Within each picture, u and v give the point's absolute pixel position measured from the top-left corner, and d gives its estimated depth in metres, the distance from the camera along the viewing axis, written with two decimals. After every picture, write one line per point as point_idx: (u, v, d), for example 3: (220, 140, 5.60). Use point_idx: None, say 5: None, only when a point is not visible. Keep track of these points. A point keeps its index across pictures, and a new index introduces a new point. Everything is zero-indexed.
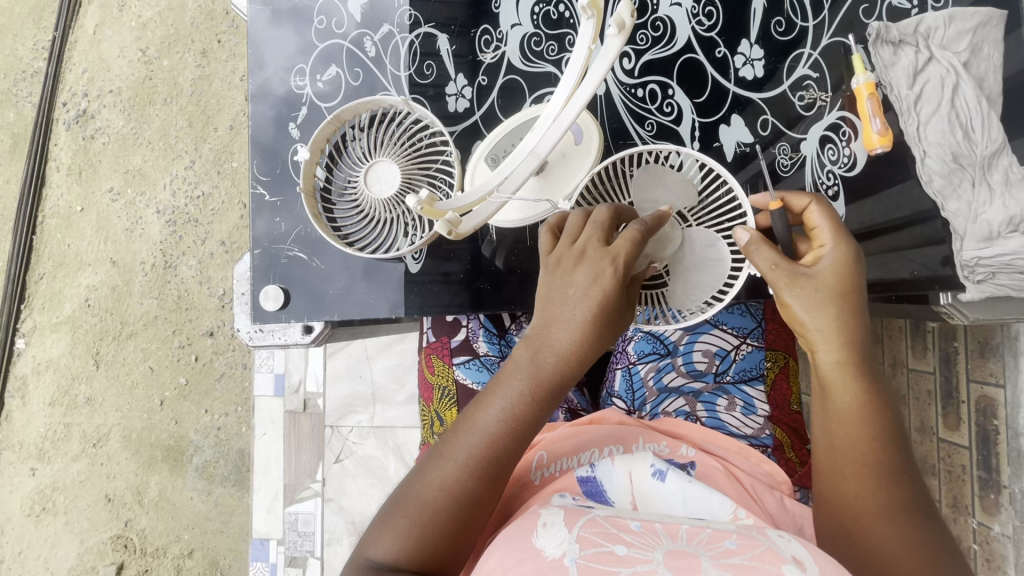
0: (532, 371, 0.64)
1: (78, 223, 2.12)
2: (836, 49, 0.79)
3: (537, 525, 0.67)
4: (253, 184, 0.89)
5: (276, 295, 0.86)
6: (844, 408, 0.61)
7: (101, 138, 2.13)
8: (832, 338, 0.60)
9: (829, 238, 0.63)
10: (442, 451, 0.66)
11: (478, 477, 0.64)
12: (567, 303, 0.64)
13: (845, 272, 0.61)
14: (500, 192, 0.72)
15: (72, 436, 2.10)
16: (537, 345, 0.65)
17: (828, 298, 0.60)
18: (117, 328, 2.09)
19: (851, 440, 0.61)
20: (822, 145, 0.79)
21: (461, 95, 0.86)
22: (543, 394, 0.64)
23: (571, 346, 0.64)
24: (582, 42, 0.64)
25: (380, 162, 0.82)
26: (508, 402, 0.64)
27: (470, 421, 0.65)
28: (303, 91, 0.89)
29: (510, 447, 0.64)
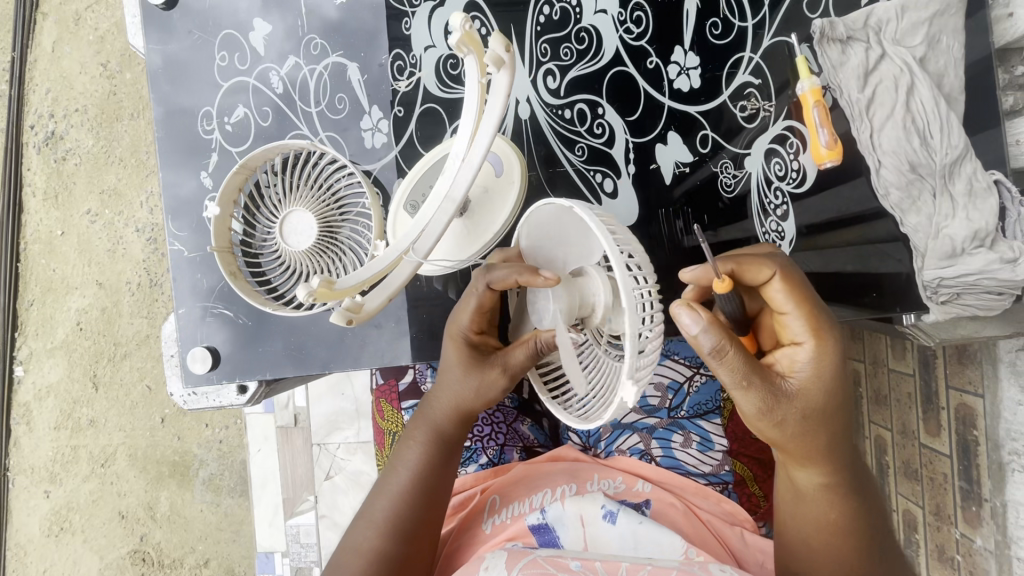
0: (430, 429, 0.69)
1: (60, 246, 2.08)
2: (779, 50, 0.71)
3: (479, 568, 0.64)
4: (172, 240, 0.84)
5: (203, 356, 0.82)
6: (821, 513, 0.57)
7: (73, 160, 2.07)
8: (810, 451, 0.54)
9: (803, 329, 0.53)
10: (362, 514, 0.67)
11: (395, 532, 0.65)
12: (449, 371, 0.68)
13: (826, 380, 0.53)
14: (416, 249, 0.66)
15: (80, 458, 2.09)
16: (431, 411, 0.69)
17: (811, 414, 0.53)
18: (111, 348, 2.06)
19: (827, 542, 0.57)
20: (768, 160, 0.72)
21: (377, 130, 0.80)
22: (442, 445, 0.69)
23: (460, 405, 0.68)
24: (472, 79, 0.60)
25: (295, 211, 0.77)
26: (412, 459, 0.68)
27: (386, 482, 0.68)
28: (212, 135, 0.83)
29: (417, 502, 0.66)
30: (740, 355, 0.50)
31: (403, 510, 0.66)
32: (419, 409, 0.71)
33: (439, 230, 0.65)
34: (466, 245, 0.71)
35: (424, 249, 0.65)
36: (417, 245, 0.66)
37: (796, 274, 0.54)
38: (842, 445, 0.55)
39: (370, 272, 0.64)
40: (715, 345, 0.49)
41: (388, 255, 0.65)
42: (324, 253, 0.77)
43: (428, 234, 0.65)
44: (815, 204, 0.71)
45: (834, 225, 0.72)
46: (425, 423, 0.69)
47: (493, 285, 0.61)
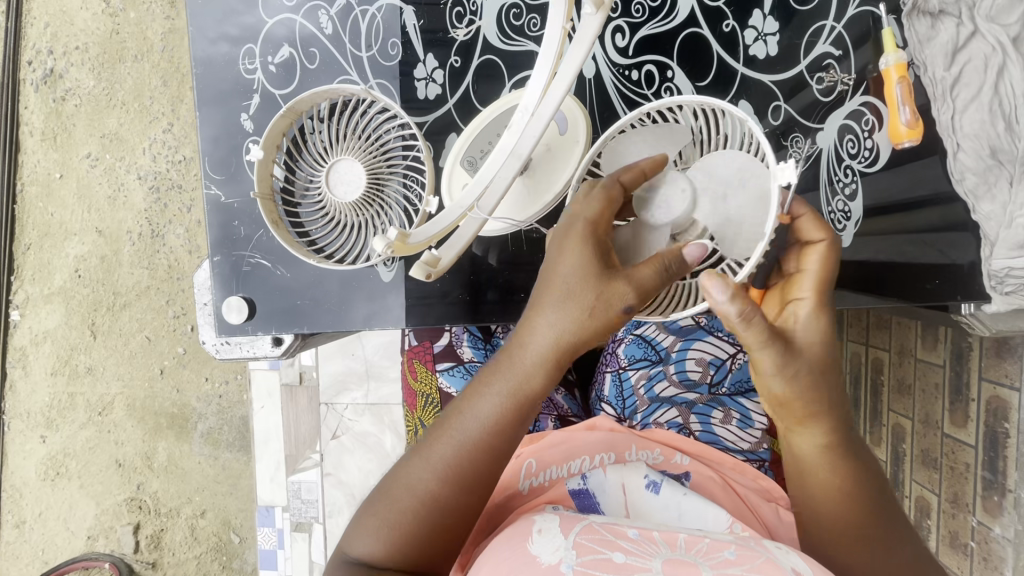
0: (515, 381, 0.61)
1: (59, 190, 2.01)
2: (863, 20, 0.68)
3: (531, 531, 0.65)
4: (207, 184, 0.81)
5: (239, 306, 0.80)
6: (826, 480, 0.58)
7: (72, 100, 1.98)
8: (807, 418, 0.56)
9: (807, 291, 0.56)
10: (419, 451, 0.64)
11: (455, 481, 0.62)
12: (562, 296, 0.58)
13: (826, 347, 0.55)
14: (481, 208, 0.64)
15: (77, 405, 2.07)
16: (517, 358, 0.61)
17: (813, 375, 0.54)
18: (110, 298, 2.02)
19: (834, 503, 0.58)
20: (840, 137, 0.69)
21: (431, 80, 0.76)
22: (521, 404, 0.61)
23: (563, 342, 0.59)
24: (555, 19, 0.57)
25: (343, 159, 0.74)
26: (485, 410, 0.62)
27: (449, 425, 0.63)
28: (254, 75, 0.79)
29: (487, 456, 0.62)
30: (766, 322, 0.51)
31: (465, 463, 0.62)
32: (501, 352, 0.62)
33: (503, 187, 0.64)
34: (527, 203, 0.69)
35: (489, 206, 0.64)
36: (481, 202, 0.65)
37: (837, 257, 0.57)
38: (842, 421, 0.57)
39: (432, 231, 0.63)
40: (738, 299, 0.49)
41: (452, 211, 0.62)
42: (372, 205, 0.75)
43: (492, 191, 0.64)
44: (886, 187, 0.69)
45: (899, 211, 0.69)
46: (509, 374, 0.61)
47: (627, 178, 0.58)
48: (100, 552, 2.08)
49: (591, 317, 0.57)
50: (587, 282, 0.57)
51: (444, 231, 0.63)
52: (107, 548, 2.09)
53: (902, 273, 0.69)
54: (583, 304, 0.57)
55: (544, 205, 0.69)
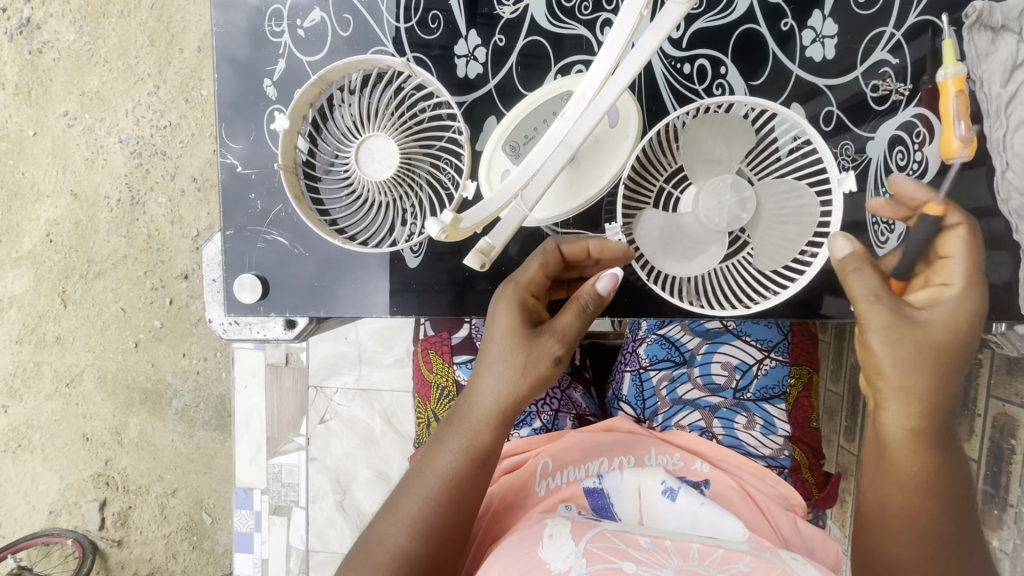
0: (470, 434, 0.65)
1: (31, 148, 1.89)
2: (923, 30, 0.67)
3: (543, 535, 0.64)
4: (223, 152, 0.76)
5: (252, 285, 0.75)
6: (899, 457, 0.59)
7: (50, 54, 1.85)
8: (909, 387, 0.57)
9: (956, 276, 0.60)
10: (386, 512, 0.64)
11: (424, 535, 0.62)
12: (500, 352, 0.64)
13: (960, 325, 0.58)
14: (525, 198, 0.62)
15: (43, 375, 1.97)
16: (472, 413, 0.66)
17: (921, 342, 0.57)
18: (83, 265, 1.91)
19: (906, 486, 0.58)
20: (890, 148, 0.68)
21: (473, 58, 0.72)
22: (476, 454, 0.65)
23: (509, 398, 0.64)
24: (633, 6, 0.56)
25: (375, 137, 0.69)
26: (444, 464, 0.64)
27: (412, 478, 0.65)
28: (281, 39, 0.74)
29: (453, 505, 0.63)
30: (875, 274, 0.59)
31: (431, 513, 0.62)
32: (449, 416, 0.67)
33: (550, 177, 0.61)
34: (570, 198, 0.67)
35: (534, 195, 0.61)
36: (526, 191, 0.62)
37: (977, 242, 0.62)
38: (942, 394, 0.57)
39: (479, 216, 0.61)
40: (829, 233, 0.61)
41: (498, 198, 0.60)
42: (402, 187, 0.71)
43: (539, 181, 0.62)
44: (933, 202, 0.68)
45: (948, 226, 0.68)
46: (464, 430, 0.65)
47: (563, 245, 0.66)
48: (62, 528, 1.99)
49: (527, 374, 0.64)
50: (517, 342, 0.64)
51: (488, 220, 0.61)
52: (70, 524, 2.00)
53: None
54: (523, 364, 0.64)
55: (587, 200, 0.67)
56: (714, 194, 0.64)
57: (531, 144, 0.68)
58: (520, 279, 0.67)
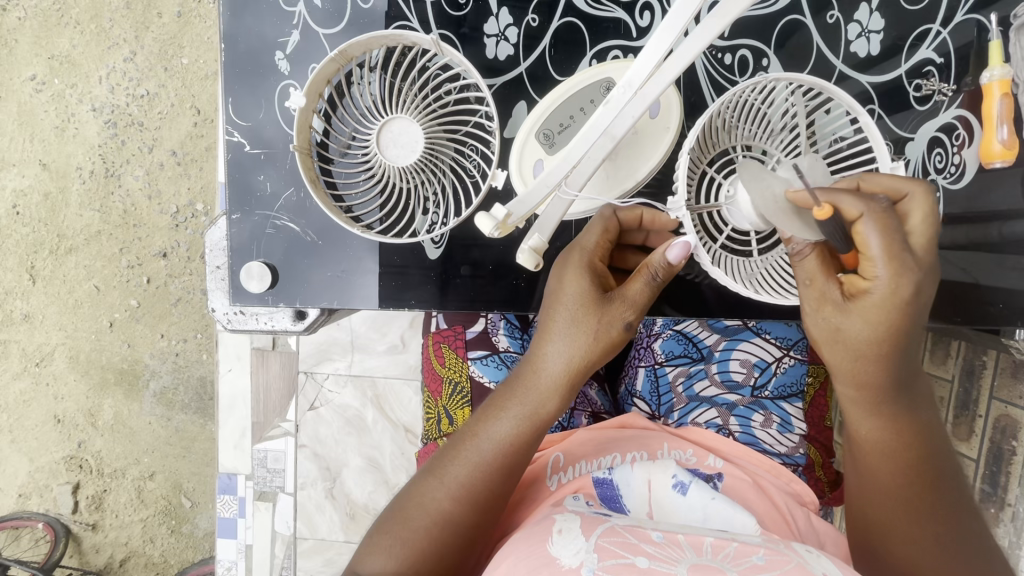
0: (532, 403, 0.65)
1: None
2: (969, 29, 0.65)
3: (551, 530, 0.62)
4: (228, 129, 0.71)
5: (261, 274, 0.71)
6: (867, 436, 0.56)
7: (16, 12, 1.72)
8: (858, 376, 0.52)
9: (881, 270, 0.48)
10: (433, 471, 0.67)
11: (467, 501, 0.65)
12: (567, 318, 0.61)
13: (903, 305, 0.48)
14: (565, 189, 0.59)
15: (10, 354, 1.87)
16: (533, 381, 0.65)
17: (856, 337, 0.50)
18: (54, 240, 1.80)
19: (883, 458, 0.56)
20: (930, 149, 0.67)
21: (503, 38, 0.68)
22: (536, 428, 0.65)
23: (576, 364, 0.62)
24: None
25: (397, 119, 0.65)
26: (501, 430, 0.65)
27: (465, 444, 0.67)
28: (295, 7, 0.69)
29: (500, 475, 0.66)
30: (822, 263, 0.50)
31: (478, 481, 0.65)
32: (515, 380, 0.67)
33: (590, 169, 0.58)
34: (605, 189, 0.65)
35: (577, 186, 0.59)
36: (568, 181, 0.59)
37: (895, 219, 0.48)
38: (896, 368, 0.52)
39: (525, 204, 0.57)
40: (865, 178, 0.52)
41: (538, 189, 0.57)
42: (425, 173, 0.67)
43: (580, 173, 0.59)
44: (968, 205, 0.67)
45: (982, 231, 0.67)
46: (523, 398, 0.65)
47: (622, 211, 0.62)
48: (33, 512, 1.92)
49: (595, 340, 0.61)
50: (588, 309, 0.60)
51: (531, 211, 0.58)
52: (41, 508, 1.93)
53: (974, 295, 0.68)
54: (588, 332, 0.61)
55: (623, 194, 0.65)
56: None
57: (566, 132, 0.65)
58: (584, 245, 0.63)
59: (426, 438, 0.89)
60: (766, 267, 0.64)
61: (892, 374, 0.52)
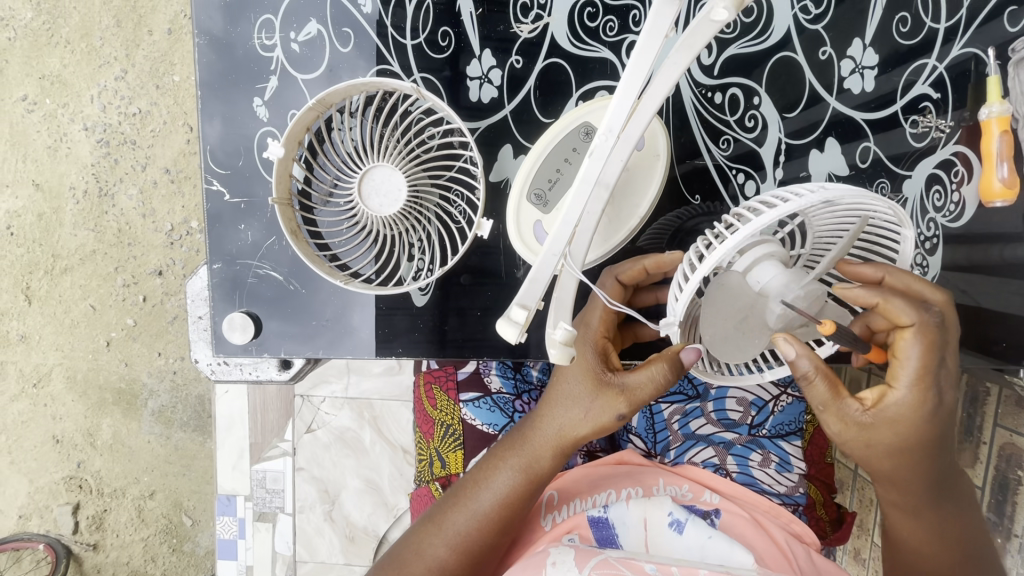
0: (527, 456, 0.63)
1: None
2: (966, 64, 0.63)
3: (546, 563, 0.61)
4: (207, 177, 0.69)
5: (243, 325, 0.69)
6: (908, 532, 0.59)
7: (5, 32, 1.67)
8: (896, 482, 0.55)
9: (910, 383, 0.50)
10: (431, 522, 0.66)
11: (463, 553, 0.64)
12: (568, 391, 0.61)
13: (926, 414, 0.50)
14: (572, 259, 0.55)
15: (7, 375, 1.83)
16: (530, 439, 0.64)
17: (888, 448, 0.52)
18: (49, 260, 1.76)
19: (926, 551, 0.59)
20: (927, 187, 0.65)
21: (487, 80, 0.67)
22: (533, 486, 0.64)
23: (571, 435, 0.61)
24: (659, 26, 0.46)
25: (379, 166, 0.63)
26: (499, 484, 0.64)
27: (464, 497, 0.65)
28: (272, 53, 0.67)
29: (495, 529, 0.64)
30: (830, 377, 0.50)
31: (475, 534, 0.64)
32: (512, 438, 0.66)
33: (593, 224, 0.55)
34: (610, 237, 0.61)
35: (583, 248, 0.55)
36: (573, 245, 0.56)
37: (931, 331, 0.49)
38: (930, 471, 0.54)
39: (535, 291, 0.54)
40: (891, 273, 0.52)
41: (547, 260, 0.53)
42: (410, 221, 0.65)
43: (581, 232, 0.55)
44: (968, 245, 0.65)
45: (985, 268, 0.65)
46: (522, 449, 0.64)
47: (624, 277, 0.60)
48: (33, 533, 1.87)
49: (590, 418, 0.60)
50: (585, 383, 0.59)
51: (544, 290, 0.54)
52: (41, 528, 1.88)
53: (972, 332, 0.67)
54: (583, 404, 0.60)
55: (628, 233, 0.62)
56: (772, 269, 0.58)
57: (557, 185, 0.63)
58: (590, 320, 0.62)
59: (418, 481, 0.87)
60: None
61: (928, 476, 0.55)
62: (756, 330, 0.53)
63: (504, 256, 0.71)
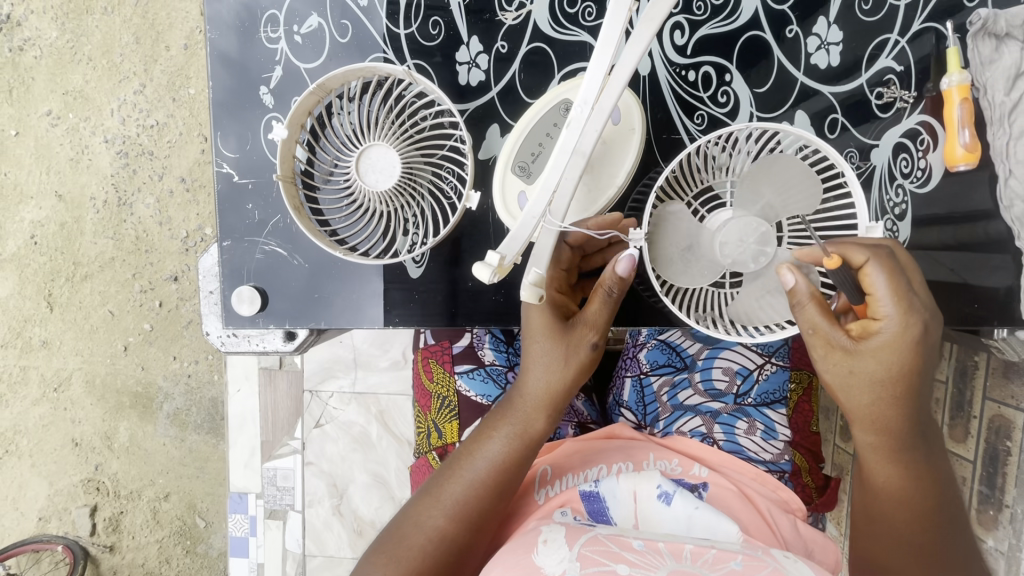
0: (521, 420, 0.68)
1: (13, 149, 1.80)
2: (926, 37, 0.67)
3: (538, 541, 0.61)
4: (218, 161, 0.74)
5: (251, 297, 0.74)
6: (884, 482, 0.60)
7: (32, 52, 1.77)
8: (876, 420, 0.58)
9: (891, 311, 0.55)
10: (431, 491, 0.68)
11: (464, 519, 0.66)
12: (544, 350, 0.66)
13: (909, 342, 0.55)
14: (552, 218, 0.59)
15: (30, 380, 1.90)
16: (522, 402, 0.68)
17: (871, 376, 0.56)
18: (70, 267, 1.84)
19: (896, 503, 0.60)
20: (895, 155, 0.68)
21: (474, 65, 0.71)
22: (528, 445, 0.68)
23: (559, 388, 0.66)
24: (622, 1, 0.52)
25: (375, 145, 0.68)
26: (495, 451, 0.68)
27: (462, 464, 0.68)
28: (277, 45, 0.73)
29: (494, 492, 0.67)
30: (821, 306, 0.56)
31: (473, 498, 0.66)
32: (504, 403, 0.70)
33: (571, 190, 0.58)
34: (588, 206, 0.65)
35: (562, 211, 0.58)
36: (553, 207, 0.59)
37: (897, 266, 0.55)
38: (909, 413, 0.57)
39: (514, 246, 0.59)
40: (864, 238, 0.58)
41: (526, 223, 0.58)
42: (405, 196, 0.69)
43: (559, 197, 0.58)
44: (950, 222, 0.69)
45: (966, 245, 0.69)
46: (513, 417, 0.68)
47: (569, 238, 0.66)
48: (52, 535, 1.92)
49: (572, 365, 0.66)
50: (558, 337, 0.65)
51: (522, 247, 0.59)
52: (60, 530, 1.94)
53: (956, 300, 0.69)
54: (563, 356, 0.65)
55: (606, 203, 0.65)
56: (741, 230, 0.62)
57: (539, 159, 0.67)
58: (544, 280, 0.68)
59: (418, 453, 0.91)
60: (720, 305, 0.68)
61: (908, 417, 0.58)
62: (701, 259, 0.63)
63: (494, 231, 0.75)
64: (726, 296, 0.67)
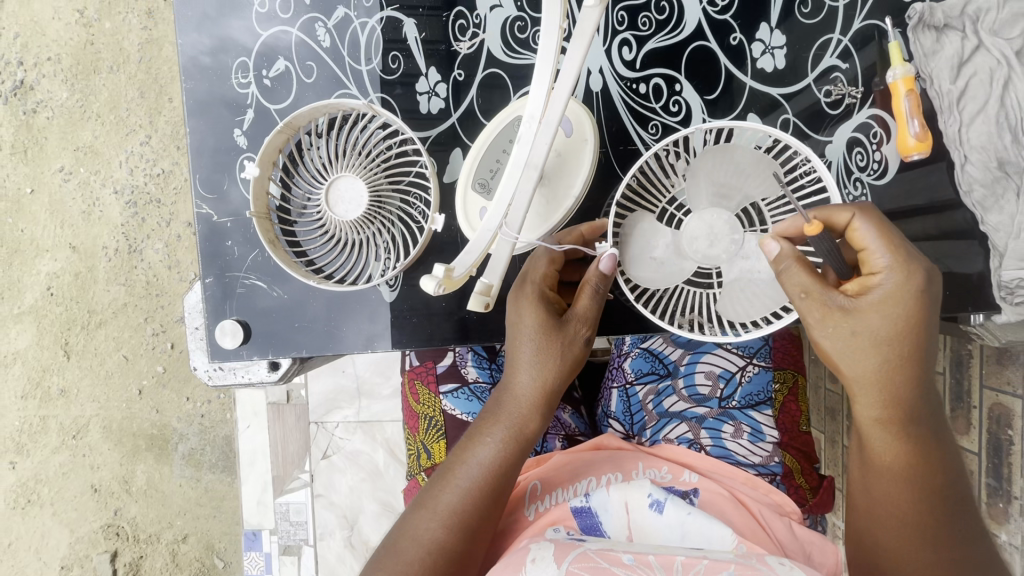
0: (515, 421, 0.66)
1: (29, 206, 1.88)
2: (869, 33, 0.69)
3: (525, 559, 0.59)
4: (198, 203, 0.77)
5: (233, 330, 0.76)
6: (887, 452, 0.59)
7: (45, 113, 1.86)
8: (885, 384, 0.58)
9: (886, 262, 0.57)
10: (425, 502, 0.66)
11: (459, 526, 0.64)
12: (533, 348, 0.65)
13: (911, 294, 0.56)
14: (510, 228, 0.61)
15: (49, 429, 1.93)
16: (512, 400, 0.67)
17: (874, 334, 0.56)
18: (85, 316, 1.89)
19: (899, 475, 0.59)
20: (849, 149, 0.70)
21: (434, 94, 0.75)
22: (519, 444, 0.67)
23: (550, 384, 0.66)
24: (552, 22, 0.54)
25: (343, 176, 0.70)
26: (485, 455, 0.66)
27: (456, 470, 0.66)
28: (248, 90, 0.77)
29: (489, 497, 0.66)
30: (813, 269, 0.57)
31: (470, 504, 0.65)
32: (494, 403, 0.69)
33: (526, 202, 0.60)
34: (547, 215, 0.68)
35: (518, 222, 0.61)
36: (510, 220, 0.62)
37: (881, 219, 0.58)
38: (913, 374, 0.58)
39: (469, 260, 0.61)
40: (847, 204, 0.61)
41: (483, 235, 0.60)
42: (374, 223, 0.71)
43: (515, 209, 0.60)
44: (931, 211, 0.70)
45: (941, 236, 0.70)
46: (507, 419, 0.67)
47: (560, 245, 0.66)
48: None
49: (565, 360, 0.65)
50: (549, 332, 0.64)
51: (478, 259, 0.61)
52: None
53: None
54: (556, 352, 0.65)
55: (566, 212, 0.68)
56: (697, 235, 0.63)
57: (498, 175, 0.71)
58: (532, 277, 0.66)
59: (410, 474, 0.92)
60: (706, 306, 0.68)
61: (912, 378, 0.58)
62: (667, 263, 0.64)
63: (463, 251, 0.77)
64: (712, 296, 0.68)
